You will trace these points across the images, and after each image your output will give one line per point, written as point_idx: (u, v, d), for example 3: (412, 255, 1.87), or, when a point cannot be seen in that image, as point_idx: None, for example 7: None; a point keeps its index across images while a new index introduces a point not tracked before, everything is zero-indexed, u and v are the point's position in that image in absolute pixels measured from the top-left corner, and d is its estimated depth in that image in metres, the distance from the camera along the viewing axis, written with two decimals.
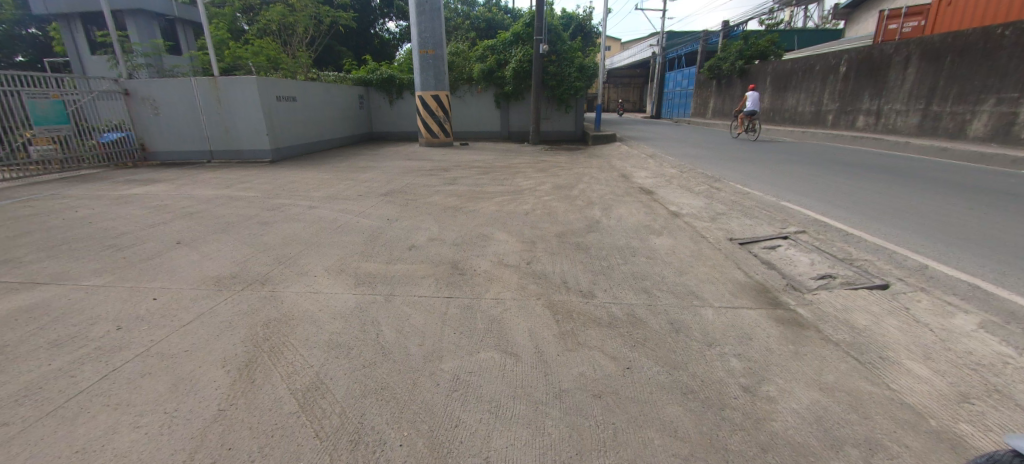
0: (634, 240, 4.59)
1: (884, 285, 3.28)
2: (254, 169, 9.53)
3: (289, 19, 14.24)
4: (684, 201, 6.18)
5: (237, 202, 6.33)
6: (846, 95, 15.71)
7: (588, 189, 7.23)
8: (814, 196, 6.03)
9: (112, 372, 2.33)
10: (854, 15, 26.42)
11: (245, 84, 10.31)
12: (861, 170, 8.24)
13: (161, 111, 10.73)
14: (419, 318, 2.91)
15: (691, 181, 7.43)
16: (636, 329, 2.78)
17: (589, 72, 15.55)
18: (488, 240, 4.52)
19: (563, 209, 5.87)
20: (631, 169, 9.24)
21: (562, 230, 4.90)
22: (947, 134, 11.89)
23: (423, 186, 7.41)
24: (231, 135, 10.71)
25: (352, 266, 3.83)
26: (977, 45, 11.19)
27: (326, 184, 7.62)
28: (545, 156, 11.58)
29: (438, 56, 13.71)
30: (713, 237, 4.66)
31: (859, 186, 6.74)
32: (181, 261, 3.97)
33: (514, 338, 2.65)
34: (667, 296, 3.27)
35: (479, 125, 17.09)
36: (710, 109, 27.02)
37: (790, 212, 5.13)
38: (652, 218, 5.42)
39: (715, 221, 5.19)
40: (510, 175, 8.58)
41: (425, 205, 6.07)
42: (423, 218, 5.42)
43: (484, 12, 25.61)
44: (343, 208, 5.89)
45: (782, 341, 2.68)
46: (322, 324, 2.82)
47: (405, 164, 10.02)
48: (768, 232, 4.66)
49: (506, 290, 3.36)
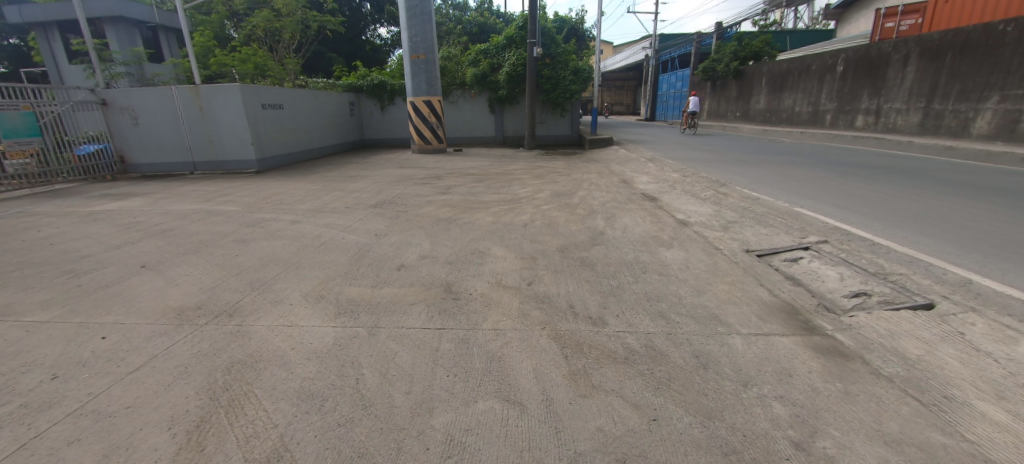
0: (642, 253, 4.23)
1: (928, 304, 2.93)
2: (238, 181, 9.11)
3: (276, 25, 13.89)
4: (691, 208, 5.85)
5: (215, 218, 5.93)
6: (843, 94, 15.53)
7: (588, 196, 6.89)
8: (827, 201, 5.72)
9: (31, 440, 1.92)
10: (845, 16, 26.45)
11: (228, 91, 9.91)
12: (868, 172, 7.97)
13: (141, 121, 10.28)
14: (406, 357, 2.51)
15: (695, 186, 7.11)
16: (658, 366, 2.40)
17: (584, 74, 15.19)
18: (483, 257, 4.14)
19: (563, 219, 5.52)
20: (631, 174, 8.92)
21: (564, 243, 4.54)
22: (949, 132, 11.68)
23: (414, 197, 7.03)
24: (215, 145, 10.28)
25: (333, 291, 3.44)
26: (979, 43, 10.99)
27: (311, 195, 7.24)
28: (541, 162, 11.27)
29: (429, 60, 13.33)
30: (727, 249, 4.31)
31: (870, 189, 6.46)
32: (142, 290, 3.56)
33: (518, 381, 2.26)
34: (687, 322, 2.90)
35: (473, 131, 16.76)
36: (705, 111, 26.89)
37: (807, 220, 4.80)
38: (659, 228, 5.07)
39: (726, 230, 4.85)
40: (506, 182, 8.23)
41: (417, 218, 5.70)
42: (414, 232, 5.04)
43: (476, 17, 25.38)
44: (328, 223, 5.50)
45: (828, 378, 2.31)
46: (293, 368, 2.42)
47: (396, 172, 9.64)
48: (787, 241, 4.31)
49: (506, 318, 2.97)
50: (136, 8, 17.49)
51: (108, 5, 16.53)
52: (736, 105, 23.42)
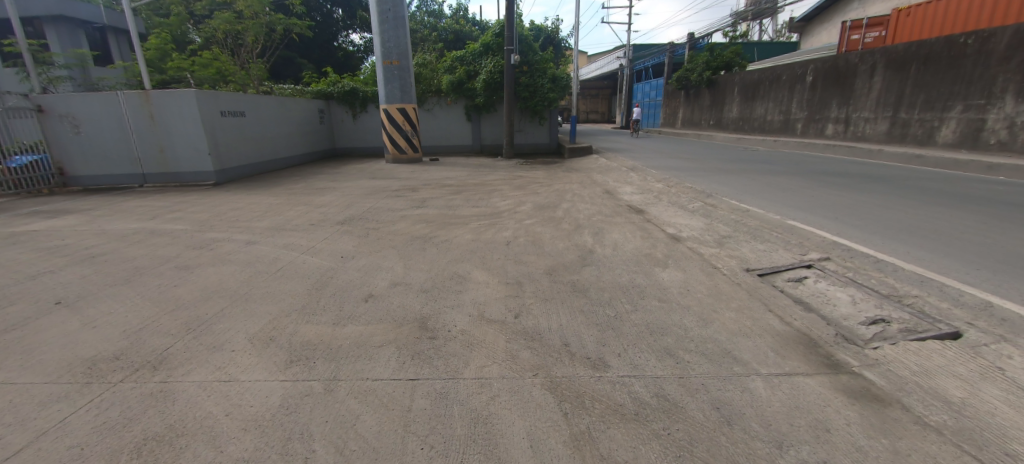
0: (637, 275, 3.87)
1: (955, 333, 2.67)
2: (192, 194, 8.35)
3: (238, 27, 13.10)
4: (681, 222, 5.58)
5: (157, 239, 5.25)
6: (813, 103, 15.89)
7: (572, 209, 6.55)
8: (817, 212, 5.55)
9: None
10: (808, 28, 27.44)
11: (182, 97, 9.14)
12: (847, 180, 7.96)
13: (82, 129, 9.33)
14: (371, 420, 2.04)
15: (681, 197, 6.89)
16: (675, 424, 2.01)
17: (562, 82, 14.99)
18: (463, 283, 3.69)
19: (549, 235, 5.14)
20: (614, 184, 8.66)
21: (551, 264, 4.15)
22: (916, 140, 12.01)
23: (387, 211, 6.51)
24: (167, 155, 9.46)
25: (286, 332, 2.91)
26: (942, 54, 11.34)
27: (272, 211, 6.62)
28: (521, 171, 10.92)
29: (403, 67, 12.82)
30: (727, 267, 4.02)
31: (854, 198, 6.37)
32: (49, 335, 2.94)
33: (508, 455, 1.82)
34: (698, 362, 2.54)
35: (449, 139, 16.30)
36: (680, 119, 27.28)
37: (804, 234, 4.59)
38: (652, 245, 4.75)
39: (722, 246, 4.57)
40: (485, 194, 7.82)
41: (389, 236, 5.20)
42: (385, 253, 4.55)
43: (451, 24, 25.04)
44: (289, 243, 4.94)
45: (871, 432, 1.96)
46: (224, 446, 1.90)
47: (368, 184, 9.08)
48: (786, 259, 4.06)
49: (491, 362, 2.53)
50: (79, 8, 16.26)
51: (46, 5, 15.29)
52: (709, 114, 23.82)
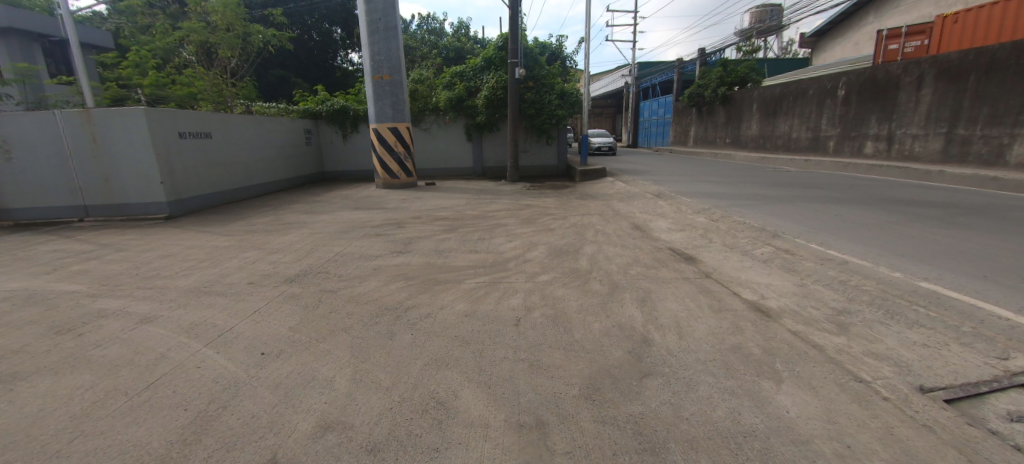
0: (743, 405, 2.25)
1: None
2: (131, 232, 6.88)
3: (211, 39, 11.94)
4: (759, 281, 3.99)
5: (22, 313, 3.70)
6: (848, 119, 14.48)
7: (599, 256, 5.01)
8: (948, 266, 4.01)
9: None
10: (819, 44, 26.20)
11: (130, 115, 7.76)
12: (932, 211, 6.46)
13: (12, 154, 7.87)
14: None
15: (738, 237, 5.37)
16: None
17: (571, 98, 13.68)
18: (441, 426, 2.11)
19: (576, 305, 3.59)
20: (642, 216, 7.13)
21: (590, 374, 2.57)
22: (981, 160, 10.47)
23: (356, 260, 4.97)
24: (112, 181, 8.01)
25: None
26: (1008, 61, 9.91)
27: (212, 260, 5.12)
28: (527, 199, 9.46)
29: (395, 82, 11.51)
30: (881, 384, 2.41)
31: (971, 239, 4.85)
32: None
33: None
34: None
35: (449, 161, 14.93)
36: (691, 137, 26.00)
37: (977, 318, 2.97)
38: (733, 327, 3.15)
39: (849, 333, 2.96)
40: (486, 231, 6.33)
41: (348, 306, 3.64)
42: (331, 343, 2.99)
43: (453, 42, 24.22)
44: (196, 323, 3.37)
45: None
46: None
47: (348, 217, 7.65)
48: (976, 369, 2.46)
49: None
50: (33, 18, 15.31)
51: None
52: (726, 132, 22.45)
